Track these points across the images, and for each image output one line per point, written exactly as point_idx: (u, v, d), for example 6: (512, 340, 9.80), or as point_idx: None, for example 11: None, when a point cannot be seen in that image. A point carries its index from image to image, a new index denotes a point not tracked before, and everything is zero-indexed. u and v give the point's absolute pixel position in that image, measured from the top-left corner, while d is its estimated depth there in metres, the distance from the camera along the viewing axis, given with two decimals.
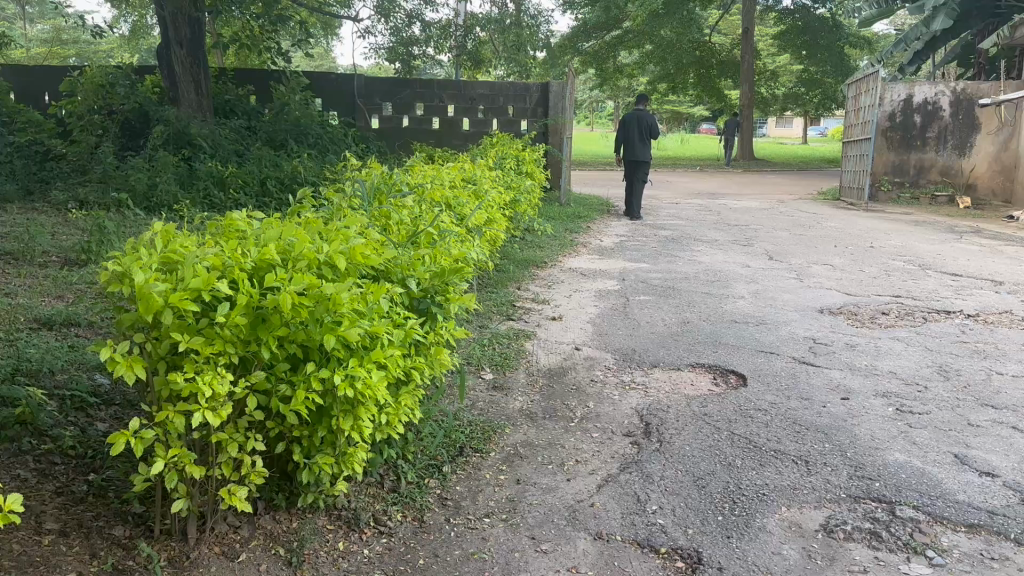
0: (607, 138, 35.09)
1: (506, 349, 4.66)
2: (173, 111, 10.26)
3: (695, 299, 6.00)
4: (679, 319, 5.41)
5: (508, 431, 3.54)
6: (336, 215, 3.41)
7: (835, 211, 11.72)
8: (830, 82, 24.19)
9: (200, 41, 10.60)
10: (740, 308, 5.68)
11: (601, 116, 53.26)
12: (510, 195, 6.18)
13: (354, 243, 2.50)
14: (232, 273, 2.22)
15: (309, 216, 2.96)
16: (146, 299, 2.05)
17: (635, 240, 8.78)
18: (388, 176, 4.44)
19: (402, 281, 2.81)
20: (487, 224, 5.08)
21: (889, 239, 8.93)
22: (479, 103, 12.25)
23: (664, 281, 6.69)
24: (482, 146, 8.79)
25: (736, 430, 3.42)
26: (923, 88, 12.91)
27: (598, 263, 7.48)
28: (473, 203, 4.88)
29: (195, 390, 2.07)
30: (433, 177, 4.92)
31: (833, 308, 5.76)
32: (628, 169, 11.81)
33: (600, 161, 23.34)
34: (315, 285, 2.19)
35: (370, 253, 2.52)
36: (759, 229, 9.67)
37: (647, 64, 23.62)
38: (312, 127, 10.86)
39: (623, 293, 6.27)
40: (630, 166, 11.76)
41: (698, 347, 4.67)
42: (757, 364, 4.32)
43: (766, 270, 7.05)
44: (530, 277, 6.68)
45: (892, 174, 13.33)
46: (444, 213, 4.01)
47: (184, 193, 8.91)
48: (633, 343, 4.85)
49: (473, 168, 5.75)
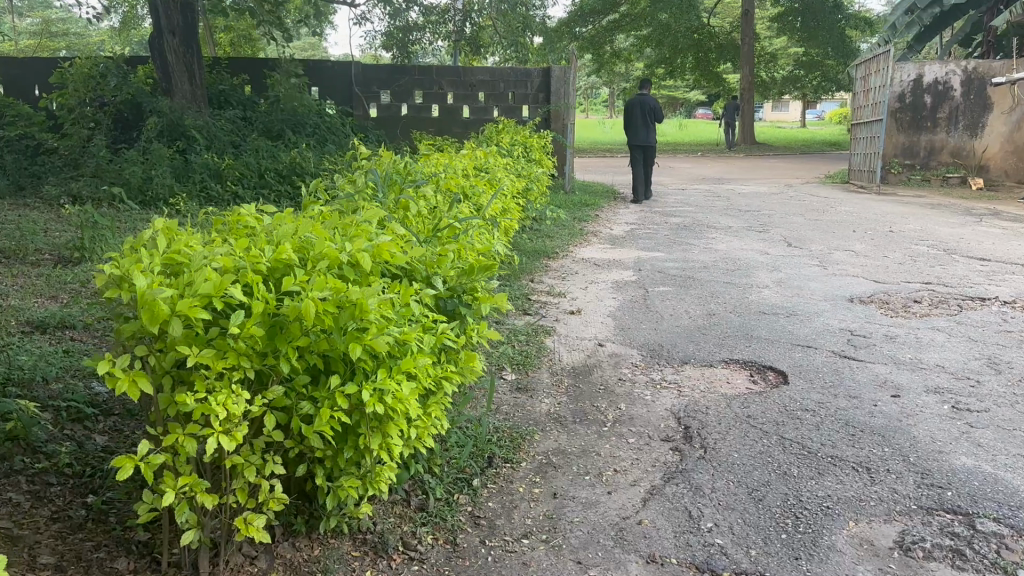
0: (605, 125, 34.75)
1: (526, 347, 4.39)
2: (167, 102, 9.96)
3: (717, 289, 5.73)
4: (704, 310, 5.14)
5: (538, 436, 3.26)
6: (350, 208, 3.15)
7: (846, 195, 11.45)
8: (831, 63, 23.84)
9: (193, 30, 10.35)
10: (767, 298, 5.42)
11: (596, 103, 52.84)
12: (522, 183, 5.91)
13: (379, 240, 2.24)
14: (245, 276, 1.95)
15: (323, 210, 2.69)
16: (148, 307, 1.77)
17: (646, 228, 8.51)
18: (399, 166, 4.18)
19: (426, 281, 2.54)
20: (503, 214, 4.82)
21: (908, 223, 8.68)
22: (479, 89, 11.93)
23: (682, 270, 6.42)
24: (487, 133, 8.52)
25: (787, 434, 3.17)
26: (934, 67, 12.66)
27: (611, 253, 7.22)
28: (488, 193, 4.60)
29: (208, 411, 1.79)
30: (445, 166, 4.64)
31: (863, 297, 5.51)
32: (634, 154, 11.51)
33: (599, 147, 23.02)
34: (340, 289, 1.92)
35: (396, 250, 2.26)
36: (772, 215, 9.40)
37: (645, 48, 23.27)
38: (309, 117, 10.55)
39: (641, 284, 6.00)
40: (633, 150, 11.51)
41: (730, 342, 4.41)
42: (795, 360, 4.06)
43: (787, 258, 6.79)
44: (543, 269, 6.41)
45: (902, 156, 13.04)
46: (462, 205, 3.75)
47: (180, 186, 8.64)
48: (659, 338, 4.58)
49: (485, 157, 5.48)
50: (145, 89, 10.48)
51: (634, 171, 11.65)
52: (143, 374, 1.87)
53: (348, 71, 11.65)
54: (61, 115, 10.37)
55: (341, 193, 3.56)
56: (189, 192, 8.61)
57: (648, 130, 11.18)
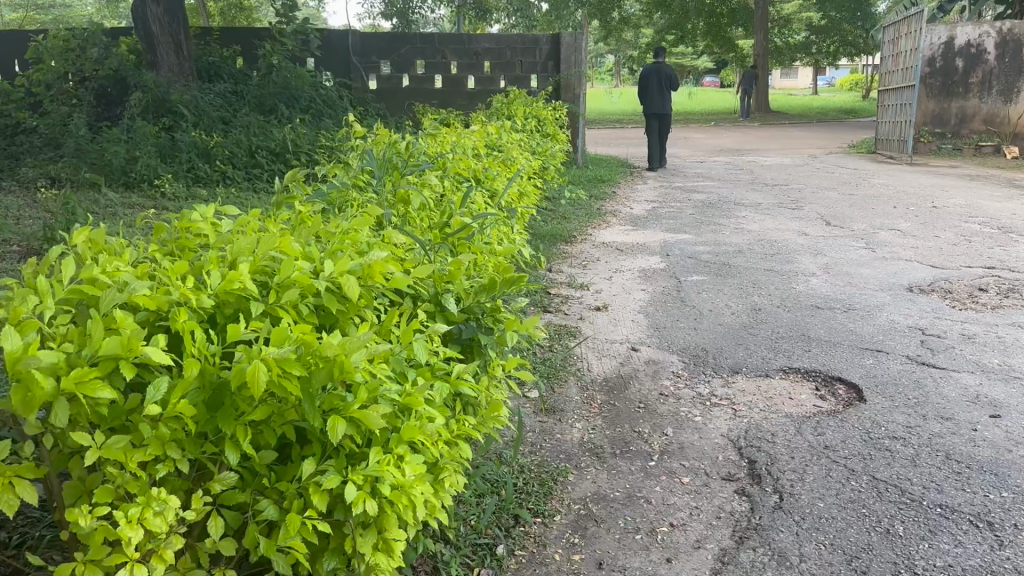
0: (613, 95, 33.86)
1: (549, 355, 3.81)
2: (153, 76, 9.32)
3: (758, 278, 5.13)
4: (748, 306, 4.54)
5: (571, 477, 2.68)
6: (340, 204, 2.59)
7: (876, 166, 10.79)
8: (850, 27, 22.99)
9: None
10: (817, 289, 4.82)
11: (602, 74, 51.79)
12: (538, 161, 5.31)
13: (372, 257, 1.65)
14: (177, 320, 1.36)
15: (304, 211, 2.12)
16: (23, 383, 1.20)
17: (668, 207, 7.89)
18: (401, 143, 3.58)
19: (435, 303, 1.96)
20: (519, 199, 4.22)
21: (951, 197, 8.03)
22: (485, 58, 11.26)
23: (714, 256, 5.81)
24: (496, 104, 7.89)
25: (878, 473, 2.60)
26: (966, 29, 11.91)
27: (633, 235, 6.62)
28: (503, 176, 4.00)
29: (115, 534, 1.22)
30: (452, 143, 4.01)
31: (923, 286, 4.91)
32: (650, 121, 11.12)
33: (609, 117, 22.24)
34: (310, 340, 1.32)
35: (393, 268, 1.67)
36: (802, 190, 8.75)
37: (654, 12, 22.39)
38: (303, 90, 9.85)
39: (671, 273, 5.39)
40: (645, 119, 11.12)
41: (786, 346, 3.81)
42: (867, 371, 3.47)
43: (829, 239, 6.20)
44: (561, 256, 5.81)
45: (932, 124, 12.27)
46: (476, 194, 3.18)
47: (166, 167, 8.04)
48: (700, 340, 3.98)
49: (499, 133, 4.86)
50: (129, 61, 9.83)
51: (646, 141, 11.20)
52: (30, 468, 1.30)
53: (345, 41, 10.97)
54: (41, 93, 9.74)
55: (329, 184, 2.97)
56: (175, 173, 8.02)
57: (666, 99, 10.78)
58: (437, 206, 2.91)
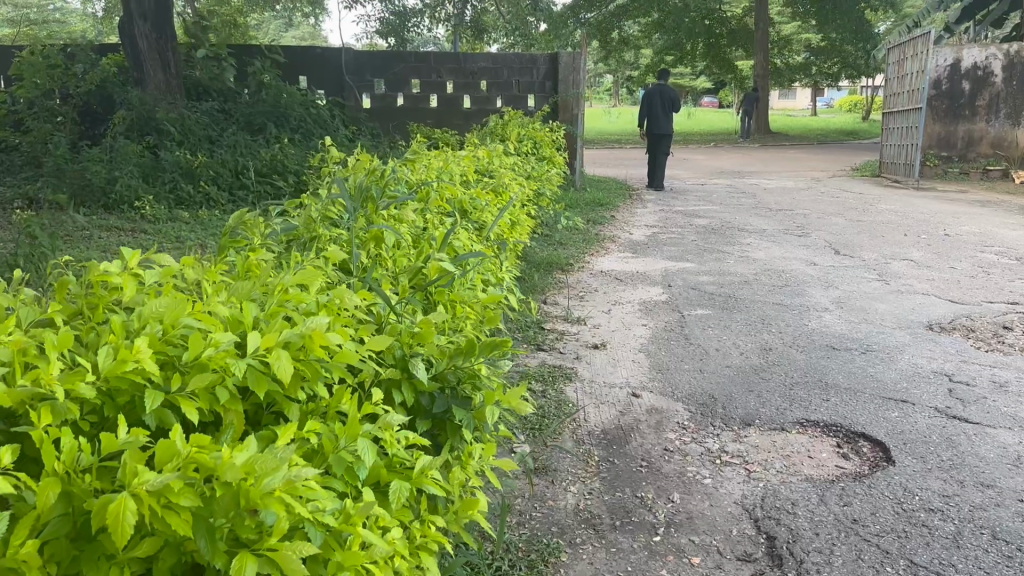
0: (612, 114, 33.66)
1: (541, 402, 3.47)
2: (138, 92, 9.02)
3: (768, 313, 4.82)
4: (758, 346, 4.21)
5: (565, 557, 2.33)
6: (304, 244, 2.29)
7: (882, 191, 10.51)
8: (852, 49, 22.83)
9: (167, 15, 9.44)
10: (832, 327, 4.51)
11: (600, 94, 51.69)
12: (533, 187, 5.01)
13: (311, 325, 1.34)
14: (40, 424, 1.08)
15: (251, 257, 1.81)
16: None
17: (669, 232, 7.58)
18: (380, 169, 3.26)
19: (402, 369, 1.64)
20: (511, 232, 3.90)
21: (962, 224, 7.74)
22: (481, 77, 10.97)
23: (719, 287, 5.50)
24: (492, 125, 7.60)
25: (916, 557, 2.26)
26: (972, 51, 11.66)
27: (633, 263, 6.32)
28: (493, 206, 3.68)
29: None
30: (438, 169, 3.70)
31: (944, 324, 4.60)
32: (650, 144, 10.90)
33: (608, 137, 22.01)
34: (205, 459, 1.08)
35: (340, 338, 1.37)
36: (807, 215, 8.46)
37: (653, 33, 22.21)
38: (293, 109, 9.52)
39: (674, 306, 5.07)
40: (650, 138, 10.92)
41: (802, 396, 3.47)
42: (894, 427, 3.14)
43: (839, 270, 5.90)
44: (557, 287, 5.49)
45: (938, 147, 12.04)
46: (460, 230, 2.87)
47: (147, 188, 7.74)
48: (707, 386, 3.64)
49: (493, 157, 4.56)
50: (115, 77, 9.54)
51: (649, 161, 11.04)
52: None
53: (338, 58, 10.72)
54: (23, 110, 9.41)
55: (294, 217, 2.65)
56: (156, 195, 7.71)
57: (668, 122, 10.50)
58: (417, 244, 2.60)
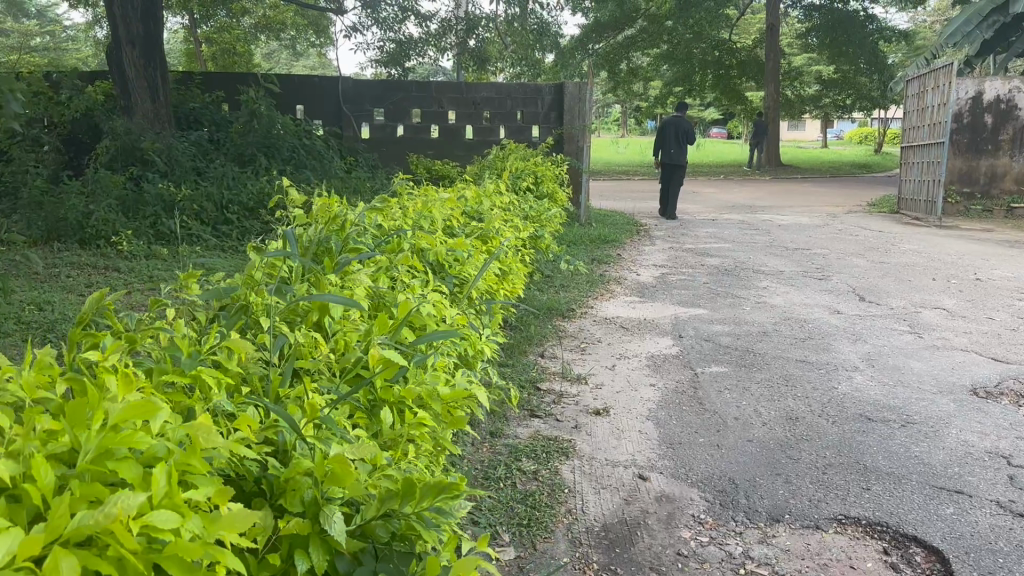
0: (619, 144, 33.15)
1: (532, 487, 2.96)
2: (123, 121, 8.65)
3: (791, 371, 4.33)
4: (782, 414, 3.71)
5: None
6: (240, 315, 1.94)
7: (902, 229, 10.03)
8: (865, 80, 22.36)
9: (158, 41, 9.07)
10: (864, 392, 4.01)
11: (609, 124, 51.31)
12: (531, 229, 4.56)
13: (114, 506, 1.00)
14: None
15: (142, 343, 1.48)
16: None
17: (679, 273, 7.09)
18: (347, 214, 2.80)
19: (301, 522, 1.24)
20: (501, 285, 3.44)
21: (994, 267, 7.23)
22: (484, 108, 10.57)
23: (735, 339, 4.99)
24: (493, 158, 7.18)
25: None
26: (995, 83, 11.28)
27: (640, 309, 5.84)
28: (480, 256, 3.22)
29: None
30: (418, 213, 3.25)
31: (991, 387, 4.10)
32: (665, 174, 10.95)
33: (615, 169, 21.54)
34: None
35: (162, 518, 1.04)
36: (827, 255, 7.97)
37: (661, 64, 21.88)
38: (285, 140, 9.10)
39: (686, 361, 4.58)
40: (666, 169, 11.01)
41: (837, 484, 2.98)
42: (951, 530, 2.64)
43: (867, 321, 5.41)
44: (556, 336, 5.01)
45: (960, 183, 11.57)
46: (431, 291, 2.42)
47: (127, 223, 7.34)
48: (727, 468, 3.13)
49: (486, 197, 4.10)
50: (102, 105, 9.21)
51: (663, 192, 11.07)
52: None
53: (336, 87, 10.40)
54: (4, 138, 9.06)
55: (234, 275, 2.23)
56: (136, 229, 7.29)
57: (679, 151, 10.57)
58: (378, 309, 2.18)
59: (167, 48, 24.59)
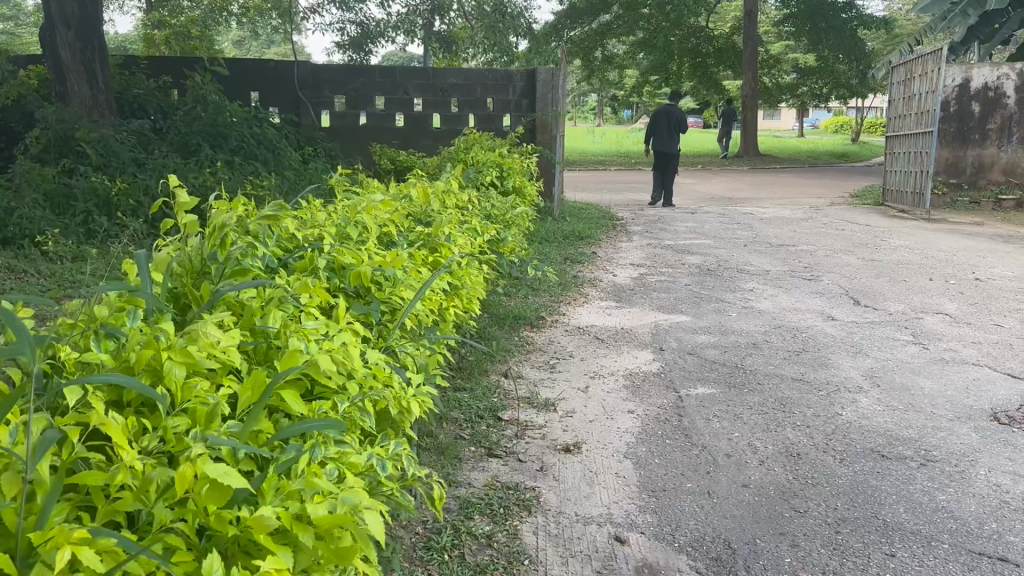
0: (595, 135, 32.52)
1: (485, 559, 2.39)
2: (55, 109, 7.97)
3: (789, 394, 3.80)
4: (781, 450, 3.18)
5: None
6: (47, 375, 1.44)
7: (889, 223, 9.57)
8: (845, 67, 21.89)
9: (96, 20, 8.34)
10: (873, 421, 3.49)
11: (584, 113, 50.62)
12: (490, 231, 4.00)
13: None
14: None
15: None
16: None
17: (658, 274, 6.56)
18: (251, 218, 2.23)
19: None
20: (449, 305, 2.87)
21: (992, 265, 6.78)
22: (452, 95, 9.96)
23: (723, 352, 4.47)
24: (455, 149, 6.59)
25: None
26: (983, 71, 10.81)
27: (616, 316, 5.30)
28: (424, 272, 2.64)
29: None
30: (352, 218, 2.67)
31: (1014, 412, 3.60)
32: (658, 163, 10.92)
33: (591, 159, 20.97)
34: None
35: None
36: (814, 253, 7.48)
37: (638, 52, 21.29)
38: (233, 129, 8.41)
39: (668, 381, 4.03)
40: (658, 158, 10.96)
41: (856, 549, 2.45)
42: None
43: (866, 329, 4.90)
44: (521, 351, 4.45)
45: (947, 174, 11.14)
46: (346, 329, 1.86)
47: (54, 220, 6.70)
48: (721, 528, 2.60)
49: (437, 197, 3.51)
50: (34, 91, 8.51)
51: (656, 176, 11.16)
52: None
53: (292, 73, 9.75)
54: None
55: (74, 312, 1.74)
56: (65, 228, 6.63)
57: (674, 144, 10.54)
58: (267, 357, 1.67)
59: (125, 38, 23.66)
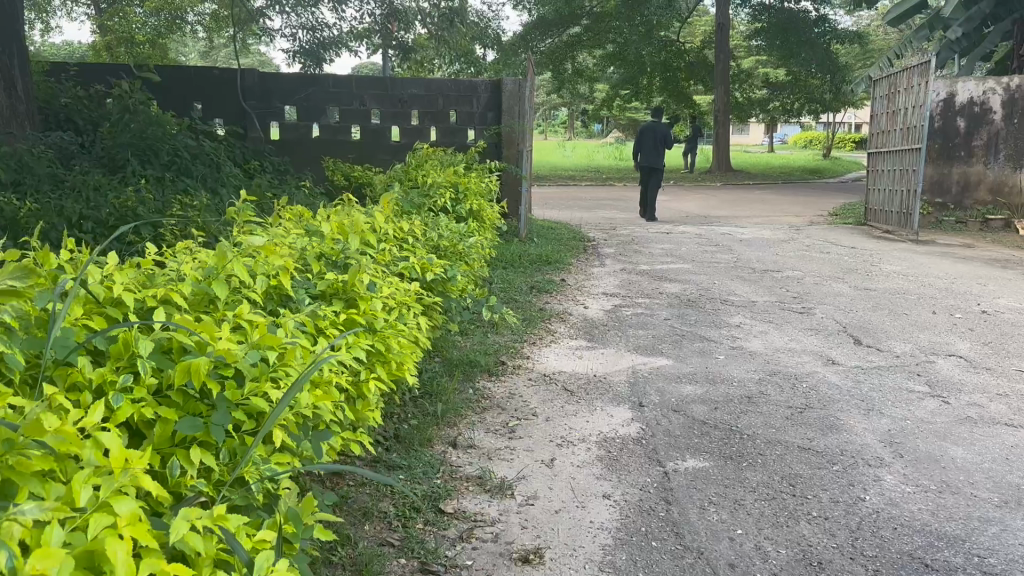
0: (564, 147, 31.98)
1: None
2: None
3: (800, 471, 3.10)
4: (798, 558, 2.48)
5: None
6: None
7: (876, 245, 9.02)
8: (819, 80, 21.56)
9: (15, 24, 7.47)
10: (906, 509, 2.81)
11: (554, 125, 50.12)
12: (434, 269, 3.28)
13: None
14: None
15: None
16: None
17: (634, 306, 5.88)
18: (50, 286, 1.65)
19: None
20: (365, 379, 2.18)
21: (997, 295, 6.21)
22: (412, 106, 9.24)
23: (714, 410, 3.77)
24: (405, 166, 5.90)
25: None
26: (968, 85, 10.33)
27: (586, 358, 4.61)
28: (320, 344, 1.93)
29: None
30: (226, 269, 2.01)
31: None
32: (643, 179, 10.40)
33: (560, 174, 20.35)
34: None
35: None
36: (801, 280, 6.85)
37: (608, 65, 20.73)
38: (166, 142, 7.63)
39: (652, 451, 3.32)
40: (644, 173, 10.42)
41: None
42: None
43: (874, 376, 4.25)
44: (474, 409, 3.73)
45: (931, 192, 10.66)
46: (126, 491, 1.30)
47: None
48: None
49: (359, 234, 2.79)
50: None
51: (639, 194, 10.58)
52: None
53: (236, 81, 8.97)
54: None
55: None
56: None
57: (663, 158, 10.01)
58: None
59: (74, 49, 22.61)
